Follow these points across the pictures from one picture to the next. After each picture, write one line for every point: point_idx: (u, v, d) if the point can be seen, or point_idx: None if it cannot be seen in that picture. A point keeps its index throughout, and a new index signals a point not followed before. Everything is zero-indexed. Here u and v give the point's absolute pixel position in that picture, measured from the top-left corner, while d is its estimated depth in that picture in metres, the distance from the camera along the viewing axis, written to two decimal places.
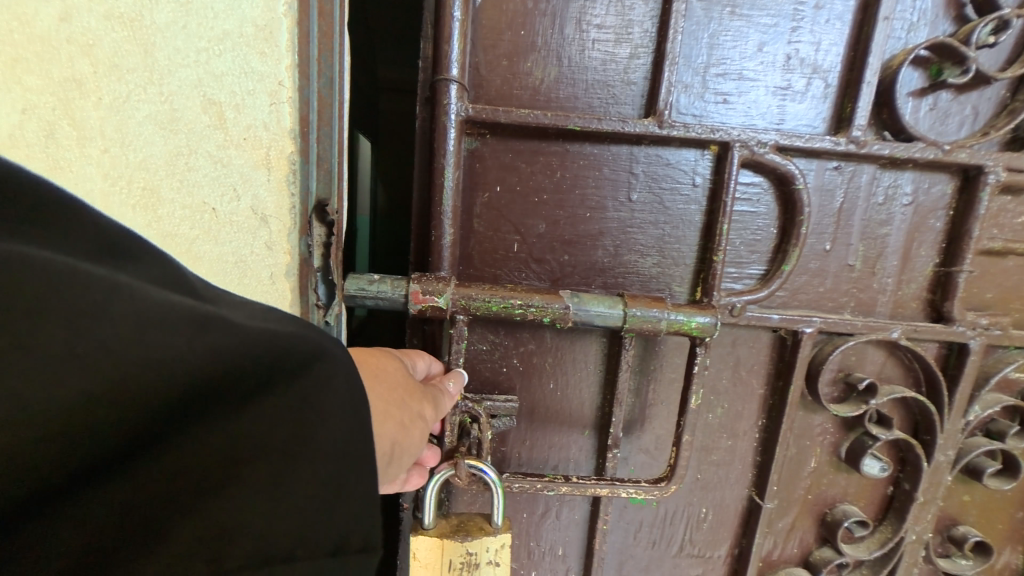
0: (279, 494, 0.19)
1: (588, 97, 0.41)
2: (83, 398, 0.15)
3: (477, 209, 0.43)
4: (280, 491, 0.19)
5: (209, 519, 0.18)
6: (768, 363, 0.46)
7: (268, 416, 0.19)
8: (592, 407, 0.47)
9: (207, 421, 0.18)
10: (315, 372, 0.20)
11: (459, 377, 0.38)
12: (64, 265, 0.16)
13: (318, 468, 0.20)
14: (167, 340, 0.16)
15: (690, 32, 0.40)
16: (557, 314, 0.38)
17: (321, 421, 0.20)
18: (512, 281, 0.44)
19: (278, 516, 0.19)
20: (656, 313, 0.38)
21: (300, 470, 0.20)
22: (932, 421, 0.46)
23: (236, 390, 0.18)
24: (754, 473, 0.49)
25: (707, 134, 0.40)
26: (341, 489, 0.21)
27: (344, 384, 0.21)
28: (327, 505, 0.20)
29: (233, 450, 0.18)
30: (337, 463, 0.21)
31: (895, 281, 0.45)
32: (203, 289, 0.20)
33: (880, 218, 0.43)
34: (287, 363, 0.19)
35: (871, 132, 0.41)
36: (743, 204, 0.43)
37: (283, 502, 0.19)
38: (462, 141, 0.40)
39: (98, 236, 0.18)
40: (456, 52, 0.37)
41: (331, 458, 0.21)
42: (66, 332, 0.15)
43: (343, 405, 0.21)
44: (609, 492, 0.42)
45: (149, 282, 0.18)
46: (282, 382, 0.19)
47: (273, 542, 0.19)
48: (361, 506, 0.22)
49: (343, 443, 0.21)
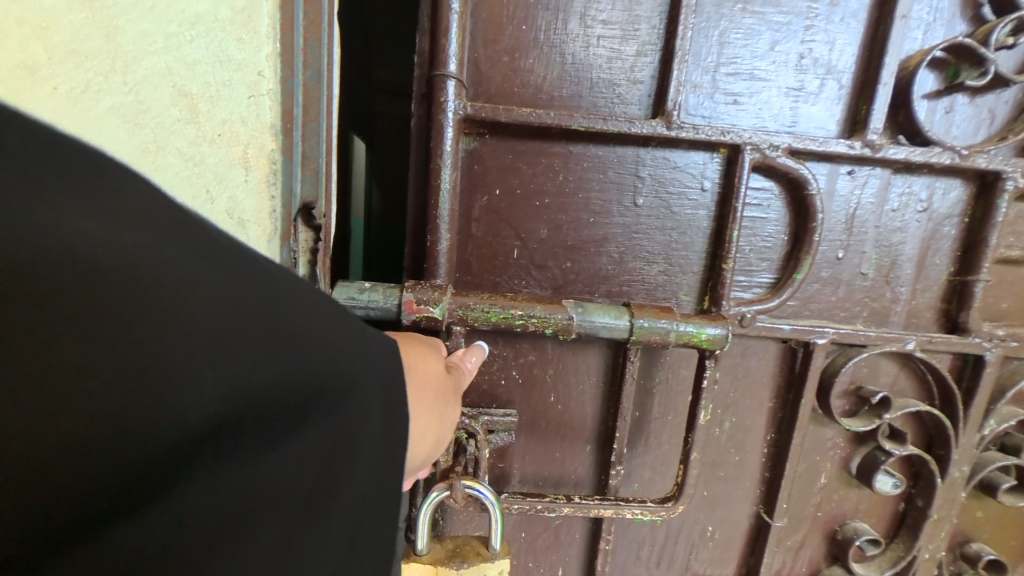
0: (306, 523, 0.18)
1: (593, 96, 0.39)
2: (109, 422, 0.13)
3: (475, 212, 0.40)
4: (303, 522, 0.18)
5: (225, 563, 0.16)
6: (778, 375, 0.44)
7: (302, 444, 0.17)
8: (594, 421, 0.45)
9: (233, 453, 0.16)
10: (353, 396, 0.19)
11: (480, 350, 0.36)
12: (67, 247, 0.13)
13: (345, 493, 0.20)
14: (199, 363, 0.15)
15: (700, 29, 0.38)
16: (560, 325, 0.36)
17: (355, 446, 0.20)
18: (512, 289, 0.42)
19: (308, 543, 0.19)
20: (664, 323, 0.36)
21: (327, 496, 0.19)
22: (947, 436, 0.44)
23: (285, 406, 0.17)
24: (762, 490, 0.47)
25: (718, 136, 0.38)
26: (366, 508, 0.21)
27: (381, 404, 0.21)
28: (349, 527, 0.20)
29: (260, 484, 0.17)
30: (363, 485, 0.20)
31: (909, 290, 0.43)
32: (232, 268, 0.17)
33: (894, 226, 0.42)
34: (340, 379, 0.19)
35: (886, 135, 0.40)
36: (753, 209, 0.41)
37: (306, 531, 0.18)
38: (460, 141, 0.38)
39: (120, 199, 0.15)
40: (453, 46, 0.35)
41: (360, 480, 0.20)
42: (85, 347, 0.13)
43: (376, 426, 0.20)
44: (614, 513, 0.40)
45: (192, 261, 0.16)
46: (318, 408, 0.18)
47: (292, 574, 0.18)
48: (382, 524, 0.22)
49: (374, 465, 0.21)
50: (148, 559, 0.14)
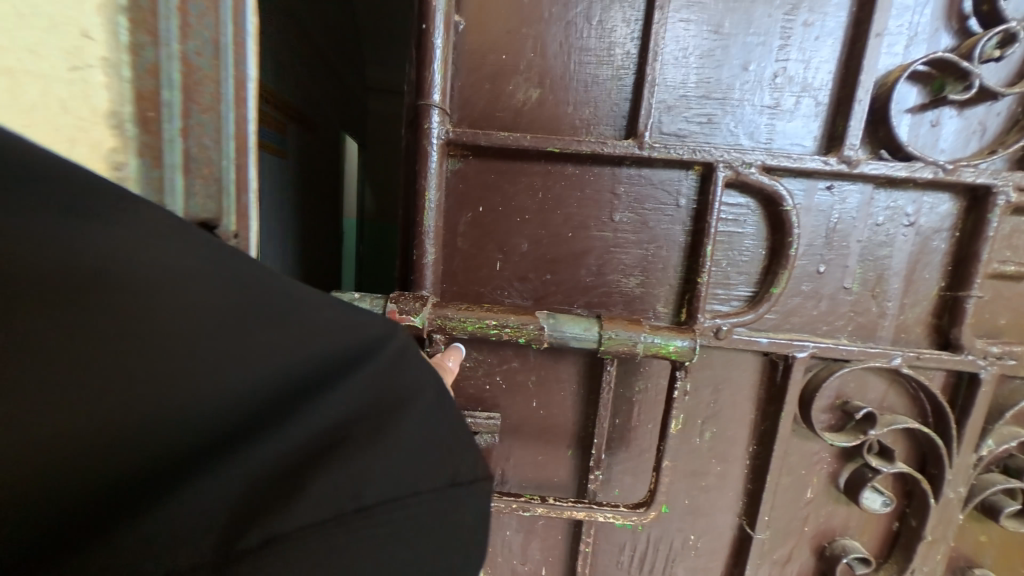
0: (370, 478, 0.18)
1: (570, 117, 0.41)
2: (169, 398, 0.17)
3: (461, 228, 0.43)
4: (368, 475, 0.18)
5: (295, 515, 0.16)
6: (759, 387, 0.45)
7: (336, 396, 0.19)
8: (575, 426, 0.47)
9: (274, 412, 0.18)
10: (376, 351, 0.21)
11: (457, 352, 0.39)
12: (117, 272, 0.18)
13: (403, 442, 0.19)
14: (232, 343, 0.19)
15: (673, 52, 0.39)
16: (533, 335, 0.38)
17: (394, 396, 0.20)
18: (496, 300, 0.45)
19: (380, 495, 0.18)
20: (632, 335, 0.38)
21: (385, 446, 0.19)
22: (939, 455, 0.43)
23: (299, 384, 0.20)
24: (745, 501, 0.47)
25: (689, 155, 0.39)
26: (430, 462, 0.20)
27: (407, 359, 0.22)
28: (419, 482, 0.19)
29: (307, 436, 0.18)
30: (421, 433, 0.20)
31: (897, 304, 0.43)
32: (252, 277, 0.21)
33: (879, 240, 0.42)
34: (354, 355, 0.20)
35: (866, 150, 0.40)
36: (731, 224, 0.42)
37: (374, 483, 0.18)
38: (445, 163, 0.41)
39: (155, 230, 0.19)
40: (437, 77, 0.39)
41: (415, 427, 0.20)
42: (145, 338, 0.18)
43: (406, 376, 0.21)
44: (586, 515, 0.41)
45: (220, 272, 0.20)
46: (343, 364, 0.20)
47: (369, 533, 0.17)
48: (456, 478, 0.20)
49: (424, 414, 0.21)
50: (219, 516, 0.16)
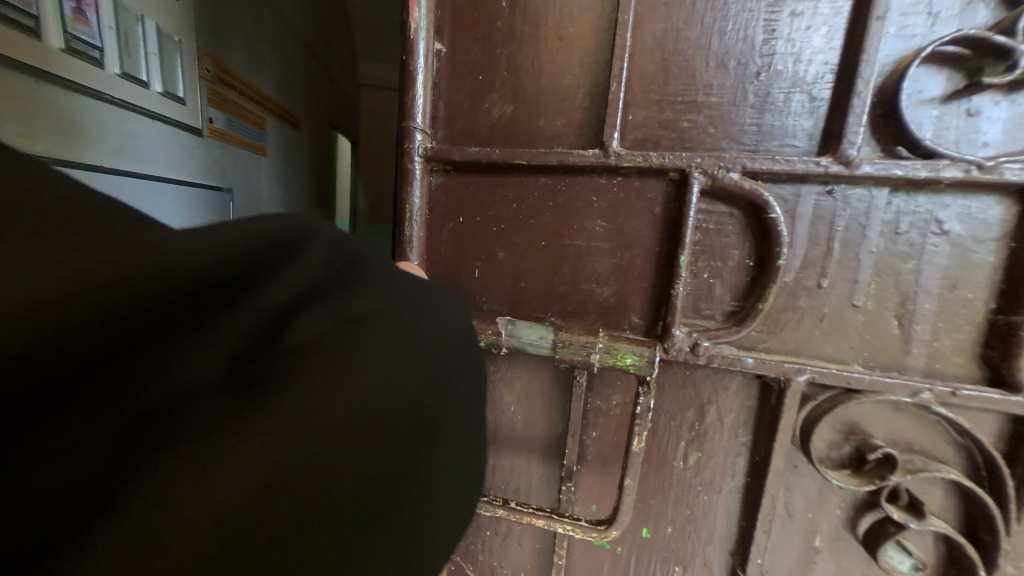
0: (326, 366, 0.21)
1: (542, 129, 0.42)
2: (108, 293, 0.17)
3: (443, 237, 0.46)
4: (324, 362, 0.21)
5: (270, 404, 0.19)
6: (750, 412, 0.41)
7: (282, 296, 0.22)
8: (550, 434, 0.46)
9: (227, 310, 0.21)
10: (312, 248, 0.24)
11: None
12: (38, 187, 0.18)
13: (353, 328, 0.23)
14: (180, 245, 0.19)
15: (644, 59, 0.39)
16: (491, 338, 0.40)
17: (338, 289, 0.24)
18: (475, 307, 0.46)
19: (339, 379, 0.21)
20: (585, 343, 0.38)
21: (337, 336, 0.22)
22: (993, 519, 0.35)
23: (228, 297, 0.21)
24: (736, 538, 0.43)
25: (659, 160, 0.38)
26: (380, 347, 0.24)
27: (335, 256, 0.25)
28: (373, 365, 0.23)
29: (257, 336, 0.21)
30: (368, 318, 0.24)
31: (927, 328, 0.36)
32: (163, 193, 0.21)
33: (900, 252, 0.36)
34: (293, 246, 0.23)
35: (878, 149, 0.34)
36: (711, 233, 0.39)
37: (331, 367, 0.21)
38: (427, 177, 0.45)
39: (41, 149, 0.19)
40: (419, 102, 0.43)
41: (362, 315, 0.24)
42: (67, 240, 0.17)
43: (342, 271, 0.25)
44: (545, 524, 0.41)
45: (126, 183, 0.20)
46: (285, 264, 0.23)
47: (336, 410, 0.21)
48: (412, 351, 0.25)
49: (368, 304, 0.25)
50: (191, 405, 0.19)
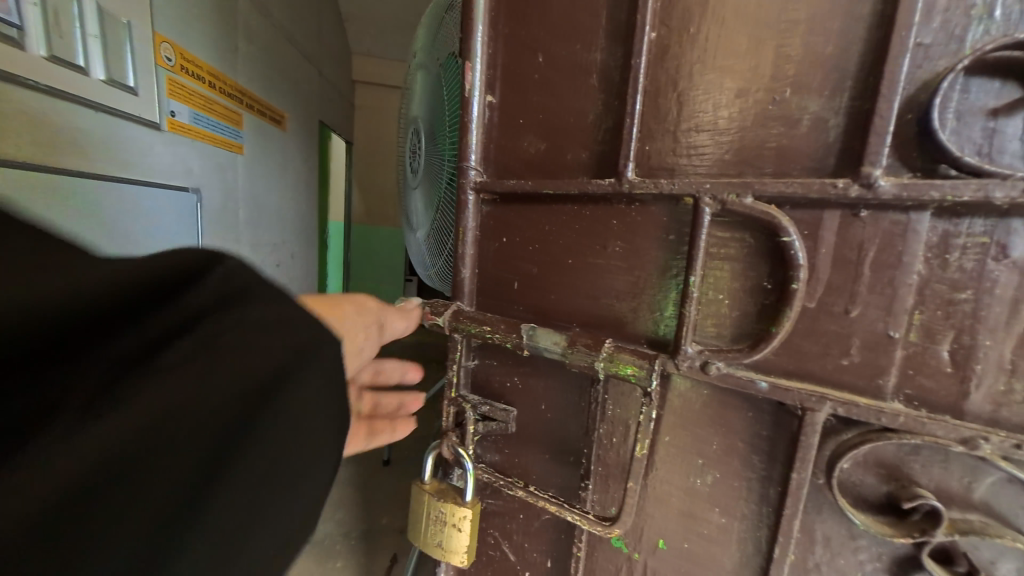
0: (183, 371, 0.26)
1: (570, 162, 0.48)
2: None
3: (489, 254, 0.55)
4: (184, 365, 0.26)
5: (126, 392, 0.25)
6: (770, 441, 0.39)
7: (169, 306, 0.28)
8: (574, 435, 0.51)
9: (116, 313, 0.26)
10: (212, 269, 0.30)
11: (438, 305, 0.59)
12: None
13: (220, 343, 0.28)
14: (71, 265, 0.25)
15: (660, 94, 0.42)
16: (516, 342, 0.48)
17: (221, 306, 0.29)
18: (512, 314, 0.54)
19: (193, 383, 0.27)
20: (590, 353, 0.43)
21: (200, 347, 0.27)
22: None
23: (122, 303, 0.26)
24: (756, 569, 0.41)
25: (667, 187, 0.40)
26: (241, 362, 0.29)
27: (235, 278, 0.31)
28: (227, 375, 0.28)
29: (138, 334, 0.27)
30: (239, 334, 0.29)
31: (990, 368, 0.31)
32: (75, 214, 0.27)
33: (949, 280, 0.32)
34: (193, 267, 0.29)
35: (912, 170, 0.32)
36: (728, 257, 0.40)
37: (187, 373, 0.26)
38: (478, 205, 0.55)
39: None
40: (473, 145, 0.54)
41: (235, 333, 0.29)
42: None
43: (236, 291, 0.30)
44: (556, 510, 0.46)
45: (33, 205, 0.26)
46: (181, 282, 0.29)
47: (182, 408, 0.26)
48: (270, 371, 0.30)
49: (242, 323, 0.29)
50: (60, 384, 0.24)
